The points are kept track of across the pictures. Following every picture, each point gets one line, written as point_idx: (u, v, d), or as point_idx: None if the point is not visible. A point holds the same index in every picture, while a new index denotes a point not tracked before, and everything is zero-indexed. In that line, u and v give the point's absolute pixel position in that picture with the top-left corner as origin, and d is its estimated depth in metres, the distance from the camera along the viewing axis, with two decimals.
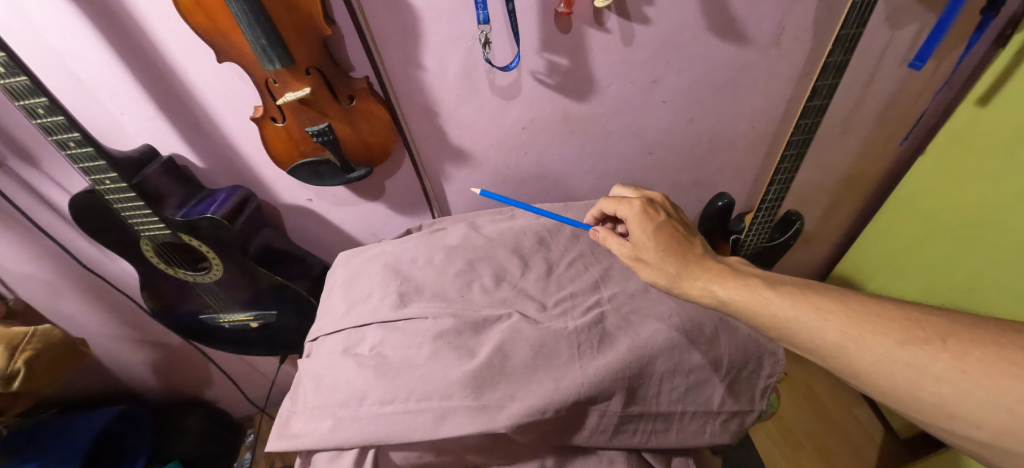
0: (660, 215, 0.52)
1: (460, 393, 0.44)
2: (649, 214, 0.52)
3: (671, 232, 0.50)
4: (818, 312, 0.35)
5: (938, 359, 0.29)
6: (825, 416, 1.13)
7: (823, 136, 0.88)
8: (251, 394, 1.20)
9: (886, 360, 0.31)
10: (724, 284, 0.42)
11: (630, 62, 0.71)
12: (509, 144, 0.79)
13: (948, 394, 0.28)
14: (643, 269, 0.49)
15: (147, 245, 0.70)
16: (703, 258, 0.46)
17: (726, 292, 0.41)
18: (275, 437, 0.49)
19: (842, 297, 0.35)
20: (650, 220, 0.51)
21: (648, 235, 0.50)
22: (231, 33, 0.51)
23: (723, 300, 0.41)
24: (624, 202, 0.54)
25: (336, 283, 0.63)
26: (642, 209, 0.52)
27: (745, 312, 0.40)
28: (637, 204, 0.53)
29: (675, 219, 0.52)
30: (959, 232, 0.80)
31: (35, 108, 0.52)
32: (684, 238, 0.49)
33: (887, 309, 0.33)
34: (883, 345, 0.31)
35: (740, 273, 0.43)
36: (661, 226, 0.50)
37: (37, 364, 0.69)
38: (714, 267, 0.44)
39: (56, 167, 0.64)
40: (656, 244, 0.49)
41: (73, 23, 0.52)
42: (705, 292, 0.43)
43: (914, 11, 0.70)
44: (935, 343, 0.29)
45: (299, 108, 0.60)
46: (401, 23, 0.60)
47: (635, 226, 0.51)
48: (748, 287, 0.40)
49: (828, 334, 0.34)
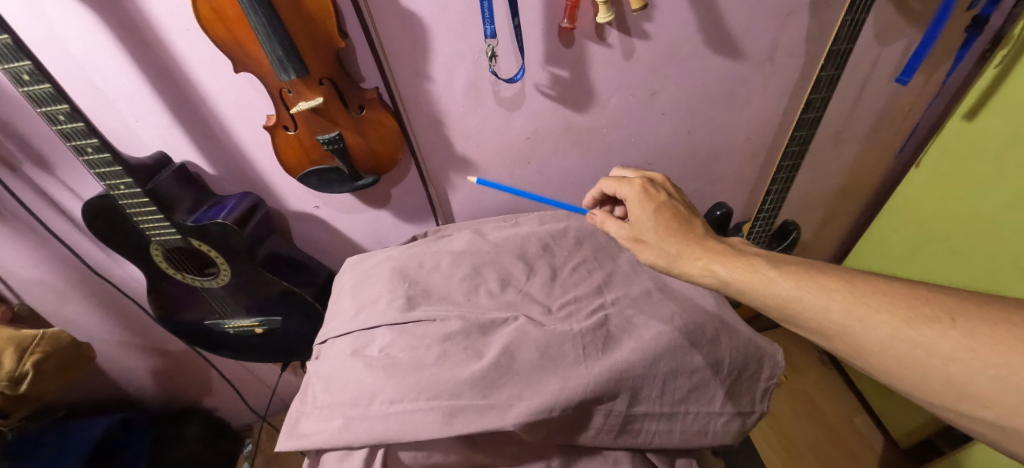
0: (661, 196, 0.54)
1: (469, 393, 0.45)
2: (648, 196, 0.54)
3: (671, 213, 0.51)
4: (823, 291, 0.36)
5: (947, 338, 0.30)
6: (824, 425, 1.14)
7: (817, 148, 0.90)
8: (251, 402, 1.20)
9: (894, 338, 0.32)
10: (727, 264, 0.43)
11: (630, 75, 0.73)
12: (513, 153, 0.81)
13: (956, 373, 0.29)
14: (640, 248, 0.51)
15: (156, 250, 0.71)
16: (705, 239, 0.47)
17: (728, 270, 0.42)
18: (285, 437, 0.50)
19: (848, 278, 0.36)
20: (650, 200, 0.53)
21: (647, 215, 0.52)
22: (249, 45, 0.53)
23: (725, 279, 0.42)
24: (625, 182, 0.57)
25: (344, 288, 0.64)
26: (642, 189, 0.55)
27: (746, 291, 0.41)
28: (636, 184, 0.56)
29: (676, 200, 0.54)
30: (953, 241, 0.82)
31: (56, 114, 0.53)
32: (685, 218, 0.51)
33: (894, 288, 0.34)
34: (890, 323, 0.32)
35: (744, 252, 0.44)
36: (661, 208, 0.52)
37: (45, 368, 0.70)
38: (716, 246, 0.45)
39: (70, 173, 0.66)
40: (656, 225, 0.50)
41: (96, 34, 0.54)
42: (705, 271, 0.44)
43: (902, 29, 0.73)
44: (945, 321, 0.31)
45: (311, 117, 0.62)
46: (411, 36, 0.62)
47: (635, 206, 0.54)
48: (752, 266, 0.41)
49: (833, 314, 0.35)
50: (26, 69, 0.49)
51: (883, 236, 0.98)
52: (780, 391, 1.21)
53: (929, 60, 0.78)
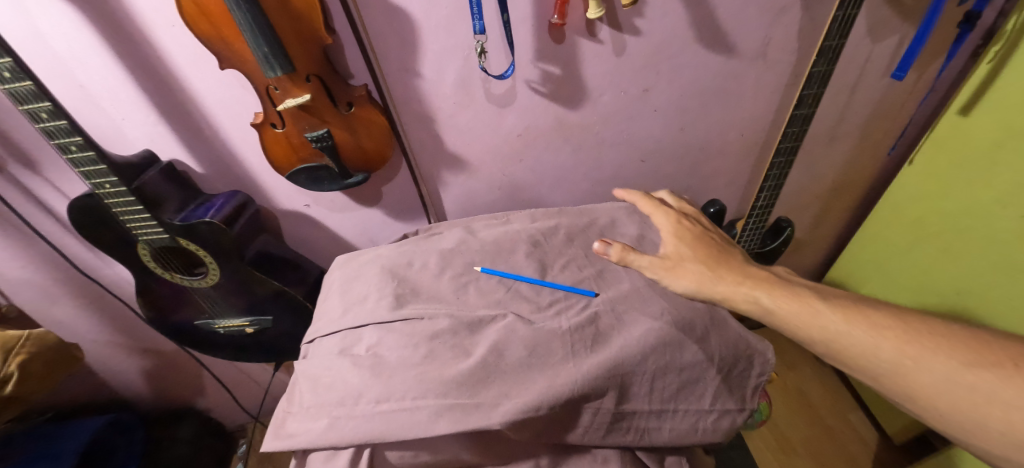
0: (694, 227, 0.60)
1: (455, 392, 0.45)
2: (683, 225, 0.60)
3: (705, 243, 0.57)
4: (875, 329, 0.39)
5: (1006, 384, 0.33)
6: (818, 422, 1.14)
7: (811, 144, 0.90)
8: (244, 403, 1.19)
9: (951, 381, 0.35)
10: (771, 293, 0.46)
11: (621, 72, 0.73)
12: (505, 150, 0.80)
13: (1017, 420, 0.32)
14: (677, 274, 0.54)
15: (144, 250, 0.71)
16: (745, 268, 0.52)
17: (774, 299, 0.46)
18: (270, 437, 0.49)
19: (903, 318, 0.39)
20: (684, 230, 0.59)
21: (683, 245, 0.57)
22: (233, 41, 0.53)
23: (770, 307, 0.46)
24: (661, 212, 0.62)
25: (332, 287, 0.64)
26: (676, 220, 0.61)
27: (793, 324, 0.44)
28: (672, 215, 0.62)
29: (711, 232, 0.59)
30: (946, 237, 0.82)
31: (38, 112, 0.52)
32: (722, 247, 0.56)
33: (953, 332, 0.37)
34: (947, 366, 0.36)
35: (787, 283, 0.48)
36: (697, 238, 0.58)
37: (31, 368, 0.69)
38: (759, 276, 0.49)
39: (57, 173, 0.65)
40: (691, 252, 0.56)
41: (80, 31, 0.53)
42: (750, 299, 0.48)
43: (894, 24, 0.73)
44: (1007, 367, 0.33)
45: (298, 114, 0.61)
46: (398, 32, 0.61)
47: (671, 238, 0.59)
48: (798, 297, 0.45)
49: (883, 352, 0.38)
50: (6, 65, 0.48)
51: (877, 233, 0.98)
52: (774, 389, 1.21)
53: (922, 57, 0.78)
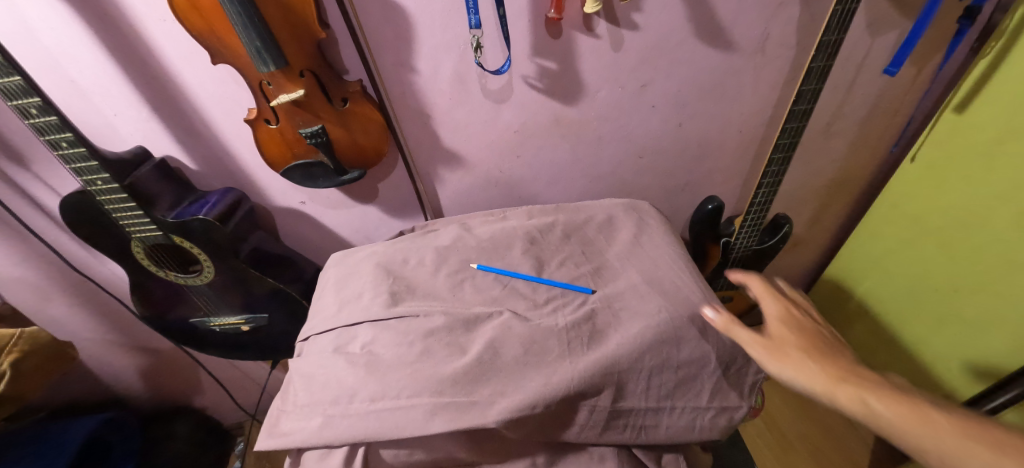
0: (806, 318, 0.49)
1: (450, 391, 0.44)
2: (795, 313, 0.49)
3: (817, 338, 0.46)
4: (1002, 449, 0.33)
5: None
6: (816, 419, 1.14)
7: (809, 140, 0.90)
8: (241, 401, 1.19)
9: None
10: (885, 397, 0.38)
11: (618, 67, 0.72)
12: (501, 147, 0.80)
13: None
14: (778, 359, 0.44)
15: (138, 247, 0.70)
16: (862, 371, 0.42)
17: (889, 406, 0.37)
18: (264, 436, 0.49)
19: None
20: (795, 317, 0.49)
21: (791, 331, 0.47)
22: (225, 35, 0.52)
23: (880, 413, 0.37)
24: (772, 291, 0.52)
25: (327, 285, 0.63)
26: (786, 304, 0.50)
27: (901, 432, 0.37)
28: (783, 298, 0.51)
29: (822, 327, 0.48)
30: (945, 233, 0.82)
31: (28, 108, 0.51)
32: (835, 345, 0.45)
33: None
34: None
35: (912, 394, 0.38)
36: (808, 329, 0.47)
37: (24, 367, 0.69)
38: (876, 380, 0.40)
39: (48, 169, 0.65)
40: (800, 342, 0.45)
41: (69, 25, 0.52)
42: (857, 402, 0.39)
43: (894, 19, 0.72)
44: None
45: (292, 110, 0.60)
46: (393, 27, 0.61)
47: (778, 321, 0.48)
48: (916, 407, 0.37)
49: None
50: None
51: (875, 230, 0.98)
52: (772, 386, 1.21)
53: (921, 52, 0.77)
